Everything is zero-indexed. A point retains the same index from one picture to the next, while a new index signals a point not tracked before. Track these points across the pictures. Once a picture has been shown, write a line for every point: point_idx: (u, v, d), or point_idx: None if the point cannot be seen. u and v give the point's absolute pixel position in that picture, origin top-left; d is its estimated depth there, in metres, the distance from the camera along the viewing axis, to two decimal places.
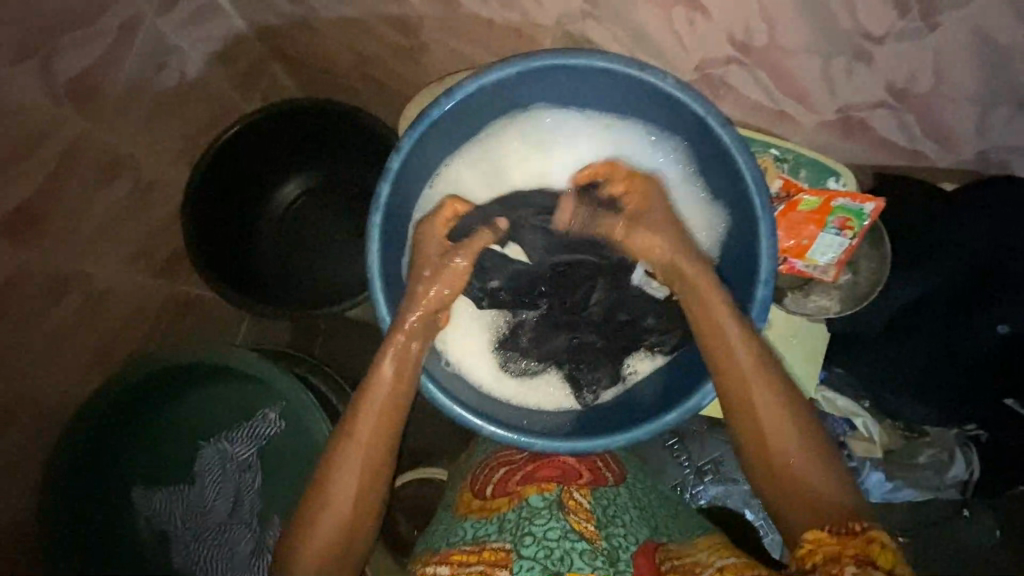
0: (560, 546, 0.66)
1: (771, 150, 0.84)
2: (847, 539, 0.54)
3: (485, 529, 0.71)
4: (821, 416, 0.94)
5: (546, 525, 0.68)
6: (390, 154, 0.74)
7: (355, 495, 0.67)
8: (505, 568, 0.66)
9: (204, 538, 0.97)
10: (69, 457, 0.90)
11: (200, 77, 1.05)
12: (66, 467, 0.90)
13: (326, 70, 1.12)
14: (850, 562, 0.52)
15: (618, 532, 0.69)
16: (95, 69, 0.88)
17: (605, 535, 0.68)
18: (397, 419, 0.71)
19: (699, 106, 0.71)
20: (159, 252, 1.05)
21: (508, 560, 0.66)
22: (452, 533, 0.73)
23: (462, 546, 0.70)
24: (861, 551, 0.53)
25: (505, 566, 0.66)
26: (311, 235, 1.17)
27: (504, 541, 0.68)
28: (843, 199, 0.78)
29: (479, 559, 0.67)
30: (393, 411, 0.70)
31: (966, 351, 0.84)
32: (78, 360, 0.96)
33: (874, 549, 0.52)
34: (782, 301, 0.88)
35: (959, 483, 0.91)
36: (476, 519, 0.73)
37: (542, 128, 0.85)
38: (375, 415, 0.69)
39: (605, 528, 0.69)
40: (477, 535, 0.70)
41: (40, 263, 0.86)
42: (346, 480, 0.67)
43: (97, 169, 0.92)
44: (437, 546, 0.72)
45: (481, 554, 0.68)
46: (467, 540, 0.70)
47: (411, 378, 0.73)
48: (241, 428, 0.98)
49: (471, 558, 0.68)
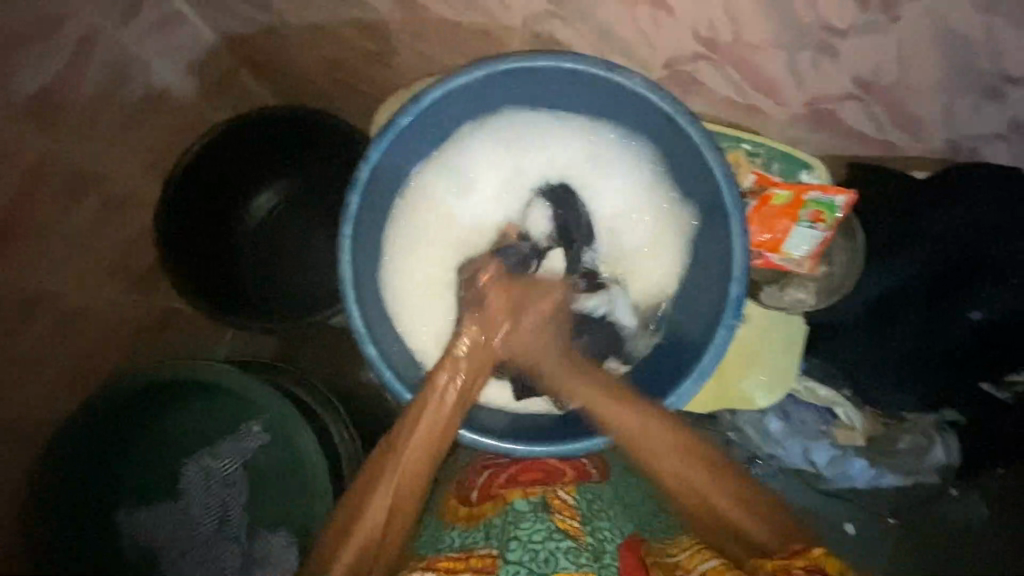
0: (546, 548, 0.66)
1: (743, 144, 0.85)
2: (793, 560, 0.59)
3: (473, 536, 0.70)
4: (804, 405, 0.96)
5: (531, 528, 0.68)
6: (359, 164, 0.73)
7: (386, 511, 0.69)
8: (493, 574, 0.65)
9: (190, 557, 0.95)
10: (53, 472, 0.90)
11: (169, 88, 1.04)
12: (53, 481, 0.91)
13: (296, 77, 1.10)
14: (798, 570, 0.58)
15: (603, 527, 0.71)
16: (56, 85, 0.87)
17: (590, 530, 0.70)
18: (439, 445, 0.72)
19: (667, 104, 0.71)
20: (135, 268, 1.04)
21: (496, 565, 0.66)
22: (439, 540, 0.72)
23: (449, 552, 0.68)
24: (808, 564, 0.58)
25: (493, 571, 0.65)
26: (288, 244, 1.16)
27: (491, 547, 0.68)
28: (815, 193, 0.79)
29: (466, 566, 0.66)
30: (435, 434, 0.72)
31: (943, 338, 0.84)
32: (55, 382, 0.94)
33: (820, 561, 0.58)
34: (758, 296, 0.90)
35: (939, 469, 0.90)
36: (462, 527, 0.72)
37: (510, 130, 0.84)
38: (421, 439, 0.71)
39: (590, 522, 0.71)
40: (464, 543, 0.69)
41: (9, 285, 0.85)
42: (385, 494, 0.69)
43: (66, 187, 0.91)
44: (422, 553, 0.70)
45: (469, 561, 0.66)
46: (455, 547, 0.69)
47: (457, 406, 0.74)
48: (225, 443, 0.97)
49: (459, 564, 0.66)
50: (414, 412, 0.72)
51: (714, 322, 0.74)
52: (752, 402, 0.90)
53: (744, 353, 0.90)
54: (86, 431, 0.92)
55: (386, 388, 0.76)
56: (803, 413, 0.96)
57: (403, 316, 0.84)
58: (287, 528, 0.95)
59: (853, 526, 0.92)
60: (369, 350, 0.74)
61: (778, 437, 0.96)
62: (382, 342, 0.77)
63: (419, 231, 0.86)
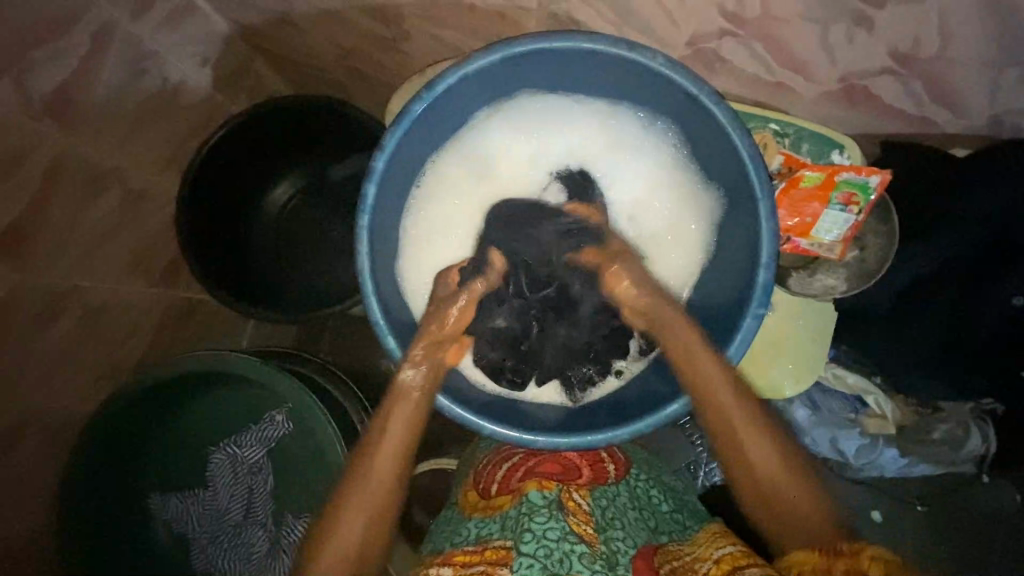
0: (560, 547, 0.65)
1: (770, 124, 0.81)
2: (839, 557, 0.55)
3: (489, 527, 0.70)
4: (832, 394, 0.93)
5: (546, 524, 0.67)
6: (374, 154, 0.71)
7: (366, 530, 0.66)
8: (506, 565, 0.65)
9: (219, 540, 1.00)
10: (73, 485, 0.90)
11: (182, 80, 1.03)
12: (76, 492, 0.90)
13: (309, 65, 1.09)
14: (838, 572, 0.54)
15: (617, 535, 0.69)
16: (72, 82, 0.87)
17: (604, 539, 0.68)
18: (414, 438, 0.70)
19: (692, 84, 0.68)
20: (155, 262, 1.05)
21: (509, 558, 0.65)
22: (456, 532, 0.73)
23: (465, 545, 0.69)
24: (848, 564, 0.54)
25: (506, 564, 0.65)
26: (308, 233, 1.16)
27: (505, 539, 0.68)
28: (847, 173, 0.75)
29: (480, 558, 0.66)
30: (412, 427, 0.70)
31: (979, 325, 0.81)
32: (83, 375, 0.97)
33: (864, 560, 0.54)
34: (786, 282, 0.86)
35: (977, 458, 0.89)
36: (479, 519, 0.73)
37: (527, 115, 0.82)
38: (395, 435, 0.69)
39: (604, 530, 0.69)
40: (480, 534, 0.70)
41: (35, 283, 0.86)
42: (354, 523, 0.65)
43: (85, 184, 0.92)
44: (439, 547, 0.72)
45: (483, 553, 0.67)
46: (471, 539, 0.70)
47: (427, 401, 0.72)
48: (249, 432, 1.00)
49: (473, 558, 0.67)
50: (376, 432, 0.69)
51: (739, 314, 0.72)
52: (779, 390, 0.86)
53: (771, 339, 0.87)
54: (102, 440, 0.92)
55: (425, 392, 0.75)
56: (832, 402, 0.93)
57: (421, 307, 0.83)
58: (308, 515, 0.97)
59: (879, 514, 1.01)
60: (388, 344, 0.73)
61: (805, 426, 0.94)
62: (402, 335, 0.76)
63: (438, 223, 0.85)
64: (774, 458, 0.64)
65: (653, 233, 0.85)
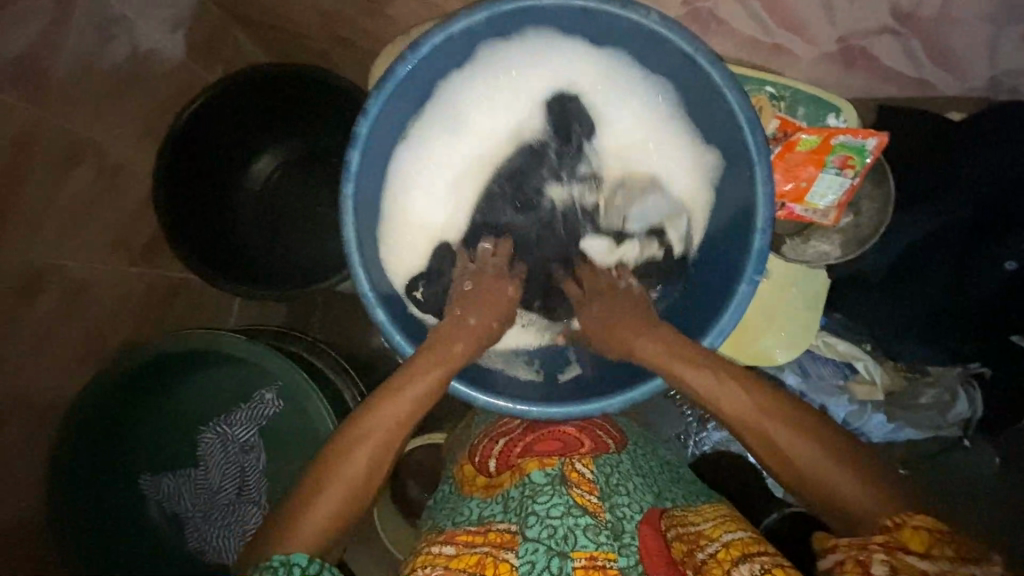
0: (564, 524, 0.63)
1: (767, 87, 0.78)
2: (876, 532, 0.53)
3: (491, 508, 0.68)
4: (822, 361, 0.94)
5: (549, 502, 0.65)
6: (358, 118, 0.69)
7: (359, 484, 0.63)
8: (512, 548, 0.63)
9: (213, 519, 0.99)
10: (64, 465, 0.90)
11: (155, 48, 0.98)
12: (71, 466, 0.91)
13: (290, 31, 1.05)
14: (877, 548, 0.51)
15: (622, 502, 0.67)
16: (38, 47, 0.82)
17: (609, 507, 0.66)
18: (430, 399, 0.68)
19: (686, 43, 0.66)
20: (134, 240, 1.02)
21: (514, 542, 0.64)
22: (457, 512, 0.71)
23: (467, 525, 0.67)
24: (886, 538, 0.52)
25: (512, 548, 0.63)
26: (293, 202, 1.12)
27: (509, 522, 0.65)
28: (844, 136, 0.73)
29: (484, 540, 0.65)
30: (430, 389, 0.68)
31: (970, 292, 0.80)
32: (65, 357, 0.94)
33: (906, 534, 0.51)
34: (781, 250, 0.85)
35: (962, 422, 0.91)
36: (481, 498, 0.71)
37: (509, 75, 0.79)
38: (409, 397, 0.66)
39: (609, 498, 0.67)
40: (482, 515, 0.68)
41: (11, 259, 0.83)
42: (358, 467, 0.63)
43: (57, 156, 0.87)
44: (439, 525, 0.70)
45: (487, 535, 0.65)
46: (472, 520, 0.68)
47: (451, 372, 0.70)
48: (240, 410, 0.98)
49: (476, 538, 0.65)
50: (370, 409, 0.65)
51: (733, 281, 0.71)
52: (770, 358, 0.87)
53: (763, 309, 0.87)
54: (91, 421, 0.91)
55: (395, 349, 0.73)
56: (821, 369, 0.94)
57: (405, 272, 0.82)
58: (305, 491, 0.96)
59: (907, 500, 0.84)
60: (378, 316, 0.71)
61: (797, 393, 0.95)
62: (390, 307, 0.74)
63: (419, 187, 0.82)
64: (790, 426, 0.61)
65: (638, 194, 0.83)
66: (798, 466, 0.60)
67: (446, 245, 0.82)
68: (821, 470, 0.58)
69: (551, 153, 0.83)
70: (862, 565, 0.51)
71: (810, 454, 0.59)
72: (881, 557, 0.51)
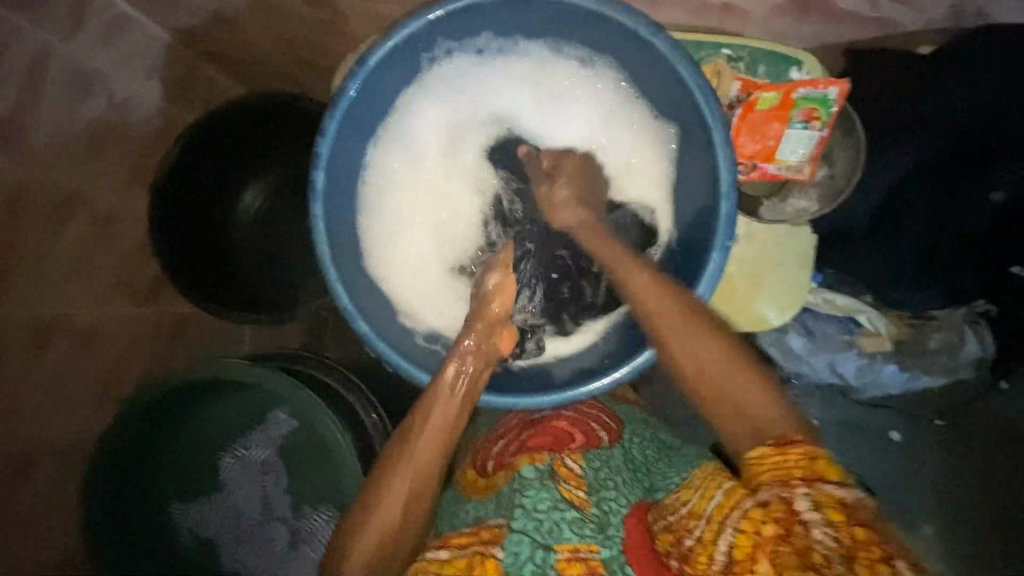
0: (550, 518, 0.64)
1: (723, 50, 0.77)
2: (789, 449, 0.52)
3: (486, 509, 0.70)
4: (824, 318, 0.93)
5: (536, 496, 0.66)
6: (316, 138, 0.70)
7: (392, 533, 0.61)
8: (498, 544, 0.64)
9: (243, 540, 1.03)
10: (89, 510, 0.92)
11: (131, 96, 1.02)
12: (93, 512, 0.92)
13: (261, 61, 1.09)
14: (799, 482, 0.51)
15: (610, 496, 0.67)
16: (18, 109, 0.85)
17: (596, 501, 0.66)
18: (454, 429, 0.67)
19: (627, 18, 0.66)
20: (137, 283, 1.06)
21: (501, 536, 0.64)
22: (457, 515, 0.73)
23: (462, 529, 0.68)
24: (806, 466, 0.51)
25: (498, 542, 0.64)
26: (286, 229, 1.15)
27: (500, 518, 0.67)
28: (804, 89, 0.72)
29: (475, 540, 0.65)
30: (452, 418, 0.67)
31: (961, 223, 0.78)
32: (83, 400, 0.99)
33: (820, 463, 0.51)
34: (758, 212, 0.84)
35: (976, 361, 0.89)
36: (480, 501, 0.72)
37: (457, 118, 0.83)
38: (434, 431, 0.65)
39: (597, 492, 0.67)
40: (478, 516, 0.69)
41: (20, 314, 0.88)
42: (392, 514, 0.61)
43: (50, 211, 0.91)
44: (440, 532, 0.71)
45: (478, 535, 0.66)
46: (469, 523, 0.69)
47: (468, 398, 0.69)
48: (256, 433, 1.03)
49: (470, 540, 0.66)
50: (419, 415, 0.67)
51: (705, 249, 0.70)
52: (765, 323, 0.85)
53: (749, 275, 0.85)
54: (107, 464, 0.92)
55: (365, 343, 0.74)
56: (825, 326, 0.94)
57: (386, 275, 0.82)
58: (327, 504, 1.00)
59: (897, 432, 1.01)
60: (360, 327, 0.72)
61: (802, 354, 0.95)
62: (373, 317, 0.75)
63: (404, 256, 0.83)
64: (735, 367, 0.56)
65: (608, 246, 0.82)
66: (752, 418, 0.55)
67: (423, 249, 0.84)
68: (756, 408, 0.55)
69: (515, 193, 0.85)
70: (788, 500, 0.51)
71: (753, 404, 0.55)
72: (803, 492, 0.50)
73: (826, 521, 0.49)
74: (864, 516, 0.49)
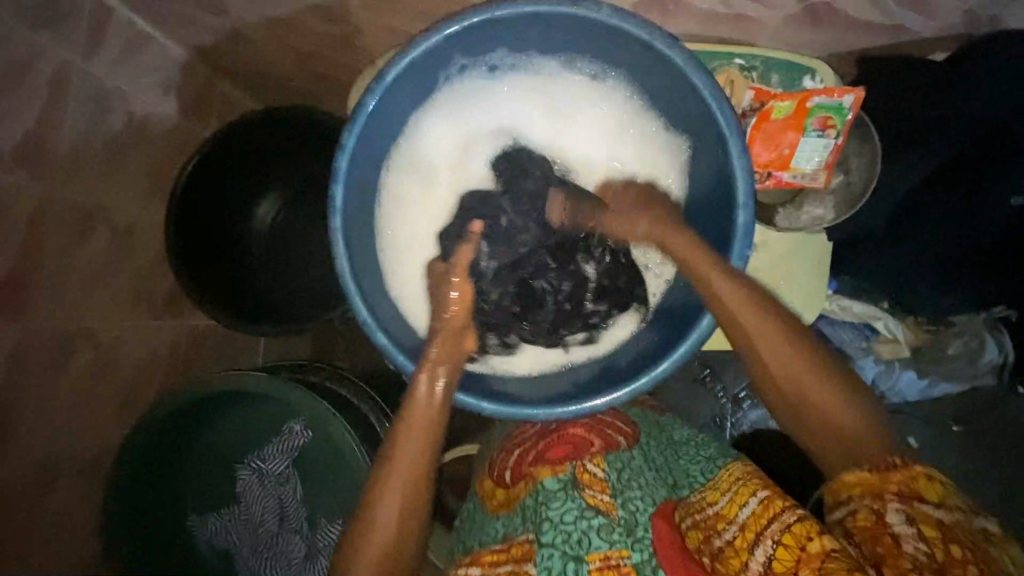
0: (578, 528, 0.66)
1: (736, 60, 0.77)
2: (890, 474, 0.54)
3: (513, 523, 0.71)
4: (841, 325, 0.93)
5: (562, 509, 0.67)
6: (336, 154, 0.71)
7: (396, 532, 0.64)
8: (531, 560, 0.66)
9: (261, 550, 1.02)
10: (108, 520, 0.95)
11: (149, 111, 1.03)
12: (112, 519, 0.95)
13: (276, 75, 1.11)
14: (893, 497, 0.53)
15: (634, 497, 0.68)
16: (40, 129, 0.87)
17: (621, 502, 0.67)
18: (435, 430, 0.69)
19: (643, 31, 0.66)
20: (154, 296, 1.08)
21: (532, 552, 0.66)
22: (486, 532, 0.73)
23: (493, 545, 0.70)
24: (906, 484, 0.53)
25: (530, 559, 0.66)
26: (298, 242, 1.16)
27: (528, 532, 0.68)
28: (819, 97, 0.73)
29: (509, 556, 0.67)
30: (431, 420, 0.68)
31: (981, 227, 0.77)
32: (101, 414, 1.00)
33: (921, 483, 0.53)
34: (774, 222, 0.83)
35: (996, 369, 0.88)
36: (507, 516, 0.72)
37: (474, 131, 0.84)
38: (419, 436, 0.67)
39: (621, 494, 0.68)
40: (506, 532, 0.70)
41: (44, 330, 0.89)
42: (388, 513, 0.64)
43: (72, 228, 0.93)
44: (472, 547, 0.73)
45: (510, 551, 0.68)
46: (499, 538, 0.71)
47: (448, 395, 0.70)
48: (270, 445, 1.02)
49: (501, 557, 0.68)
50: (404, 415, 0.69)
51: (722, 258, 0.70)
52: None
53: (765, 280, 0.84)
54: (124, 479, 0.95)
55: (385, 355, 0.74)
56: (843, 333, 0.93)
57: (401, 284, 0.82)
58: (341, 515, 0.99)
59: None
60: (380, 340, 0.73)
61: None
62: (390, 328, 0.75)
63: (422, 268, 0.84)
64: (817, 385, 0.60)
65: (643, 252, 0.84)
66: (810, 412, 0.60)
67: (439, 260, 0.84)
68: (829, 410, 0.59)
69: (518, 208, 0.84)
70: (879, 513, 0.53)
71: (801, 387, 0.61)
72: (895, 506, 0.52)
73: (919, 535, 0.50)
74: (967, 535, 0.51)
